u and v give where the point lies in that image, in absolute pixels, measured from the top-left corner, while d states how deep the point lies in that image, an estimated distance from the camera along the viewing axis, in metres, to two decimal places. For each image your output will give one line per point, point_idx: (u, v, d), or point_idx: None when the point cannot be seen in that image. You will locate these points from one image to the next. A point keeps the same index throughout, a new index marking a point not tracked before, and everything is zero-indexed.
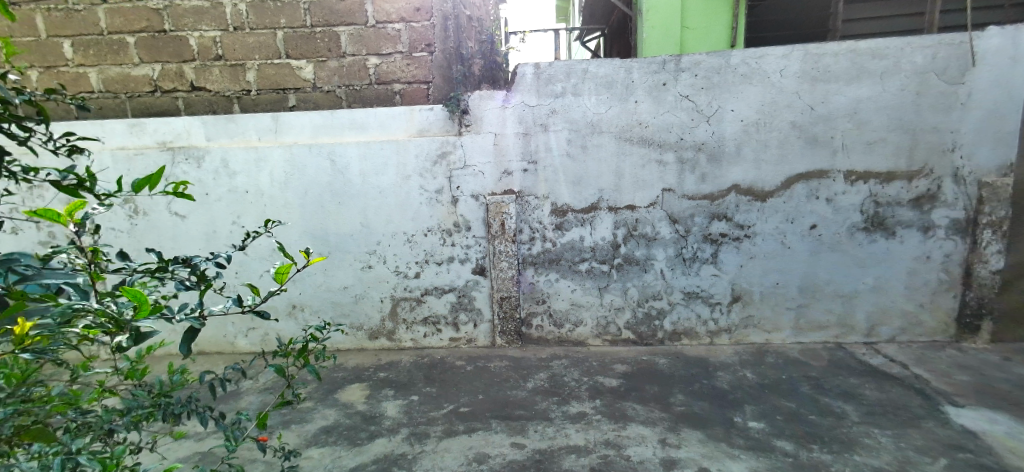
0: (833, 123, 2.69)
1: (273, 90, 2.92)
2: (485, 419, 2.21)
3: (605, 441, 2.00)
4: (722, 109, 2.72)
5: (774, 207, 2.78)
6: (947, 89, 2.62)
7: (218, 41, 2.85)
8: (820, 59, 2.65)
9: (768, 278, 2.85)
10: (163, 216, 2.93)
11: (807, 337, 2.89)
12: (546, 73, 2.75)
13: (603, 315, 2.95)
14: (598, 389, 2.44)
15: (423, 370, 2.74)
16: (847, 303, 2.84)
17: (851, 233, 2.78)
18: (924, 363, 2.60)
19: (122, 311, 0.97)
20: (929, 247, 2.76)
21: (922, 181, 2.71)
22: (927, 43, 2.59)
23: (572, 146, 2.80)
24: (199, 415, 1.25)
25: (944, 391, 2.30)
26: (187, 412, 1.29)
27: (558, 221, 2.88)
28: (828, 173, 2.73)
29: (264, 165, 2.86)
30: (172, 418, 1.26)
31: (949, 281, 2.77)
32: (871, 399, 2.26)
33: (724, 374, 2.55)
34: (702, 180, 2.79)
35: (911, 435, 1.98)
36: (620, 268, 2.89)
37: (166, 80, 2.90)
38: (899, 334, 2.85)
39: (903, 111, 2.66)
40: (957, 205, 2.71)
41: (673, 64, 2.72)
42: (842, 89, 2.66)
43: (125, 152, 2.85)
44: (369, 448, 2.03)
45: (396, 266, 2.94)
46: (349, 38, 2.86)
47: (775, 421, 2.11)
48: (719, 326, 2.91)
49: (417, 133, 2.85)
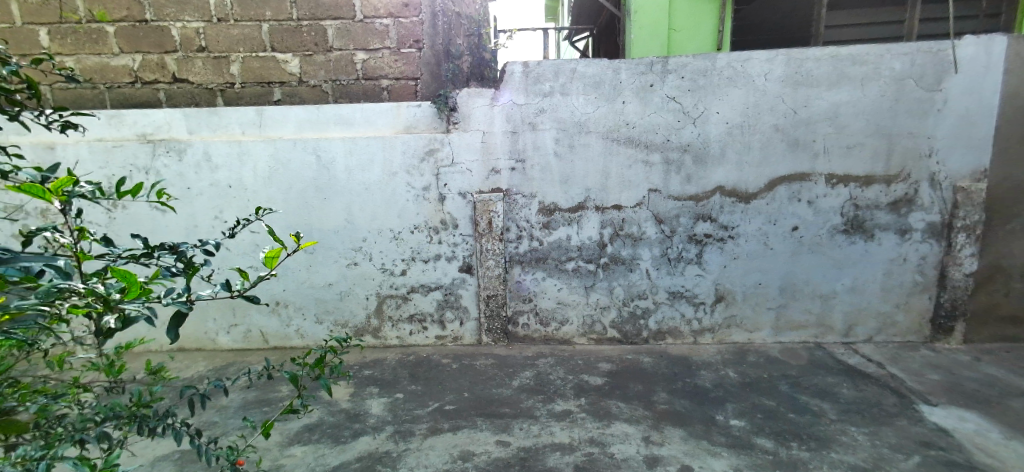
0: (814, 127, 2.74)
1: (257, 83, 2.88)
2: (470, 417, 2.21)
3: (589, 439, 2.02)
4: (707, 111, 2.75)
5: (757, 209, 2.83)
6: (924, 95, 2.68)
7: (201, 33, 2.80)
8: (803, 63, 2.69)
9: (750, 279, 2.90)
10: (142, 209, 2.86)
11: (788, 337, 2.95)
12: (534, 72, 2.75)
13: (589, 313, 2.96)
14: (583, 387, 2.45)
15: (408, 368, 2.72)
16: (826, 304, 2.90)
17: (831, 235, 2.83)
18: (898, 362, 2.67)
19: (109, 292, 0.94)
20: (906, 249, 2.82)
21: (899, 185, 2.77)
22: (904, 50, 2.66)
23: (560, 145, 2.81)
24: (176, 432, 1.15)
25: (917, 389, 2.37)
26: (163, 428, 1.19)
27: (545, 220, 2.89)
28: (810, 176, 2.78)
29: (247, 160, 2.82)
30: (147, 434, 1.16)
31: (924, 282, 2.84)
32: (848, 398, 2.31)
33: (707, 373, 2.58)
34: (687, 181, 2.82)
35: (886, 432, 2.04)
36: (606, 267, 2.92)
37: (147, 71, 2.84)
38: (876, 334, 2.92)
39: (881, 116, 2.72)
40: (932, 209, 2.78)
41: (660, 66, 2.74)
42: (823, 94, 2.71)
43: (103, 144, 2.78)
44: (353, 446, 2.02)
45: (382, 263, 2.92)
46: (335, 32, 2.83)
47: (755, 418, 2.15)
48: (703, 325, 2.95)
49: (404, 129, 2.83)
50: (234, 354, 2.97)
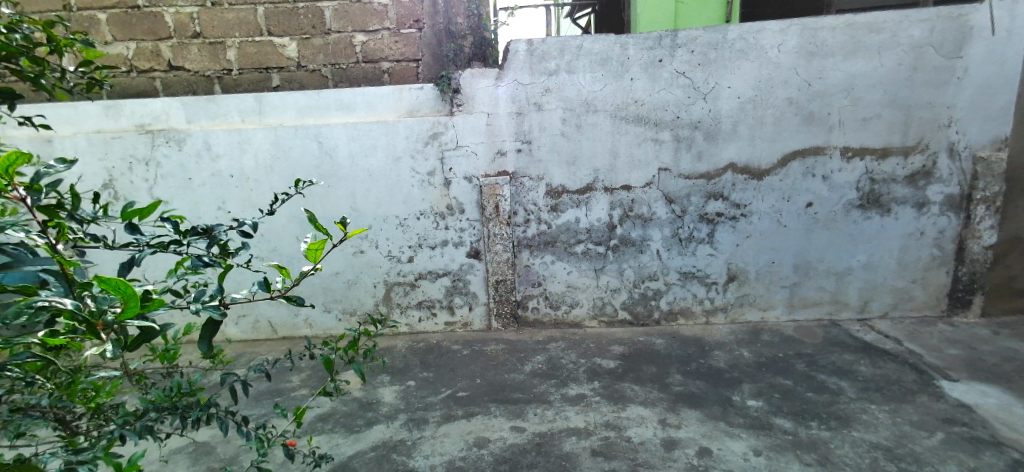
0: (829, 99, 2.66)
1: (255, 69, 2.81)
2: (483, 403, 2.19)
3: (605, 423, 2.00)
4: (719, 85, 2.67)
5: (770, 186, 2.76)
6: (943, 63, 2.59)
7: (196, 18, 2.72)
8: (818, 33, 2.60)
9: (763, 257, 2.84)
10: (145, 202, 2.82)
11: (802, 314, 2.90)
12: (539, 49, 2.66)
13: (599, 296, 2.93)
14: (596, 371, 2.43)
15: (419, 355, 2.70)
16: (841, 280, 2.85)
17: (846, 211, 2.77)
18: (916, 338, 2.63)
19: (102, 308, 0.75)
20: (923, 223, 2.76)
21: (917, 157, 2.70)
22: (923, 16, 2.55)
23: (567, 125, 2.74)
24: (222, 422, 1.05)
25: (937, 365, 2.33)
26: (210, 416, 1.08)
27: (553, 203, 2.84)
28: (825, 150, 2.71)
29: (248, 148, 2.76)
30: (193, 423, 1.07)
31: (942, 256, 2.79)
32: (867, 375, 2.28)
33: (721, 353, 2.55)
34: (698, 158, 2.75)
35: (907, 409, 2.01)
36: (616, 249, 2.87)
37: (142, 60, 2.77)
38: (892, 310, 2.87)
39: (899, 86, 2.63)
40: (951, 181, 2.71)
41: (669, 39, 2.64)
42: (838, 64, 2.62)
43: (101, 135, 2.74)
44: (367, 435, 2.01)
45: (388, 250, 2.88)
46: (333, 14, 2.74)
47: (772, 399, 2.12)
48: (715, 305, 2.91)
49: (407, 113, 2.77)
50: (245, 345, 2.96)
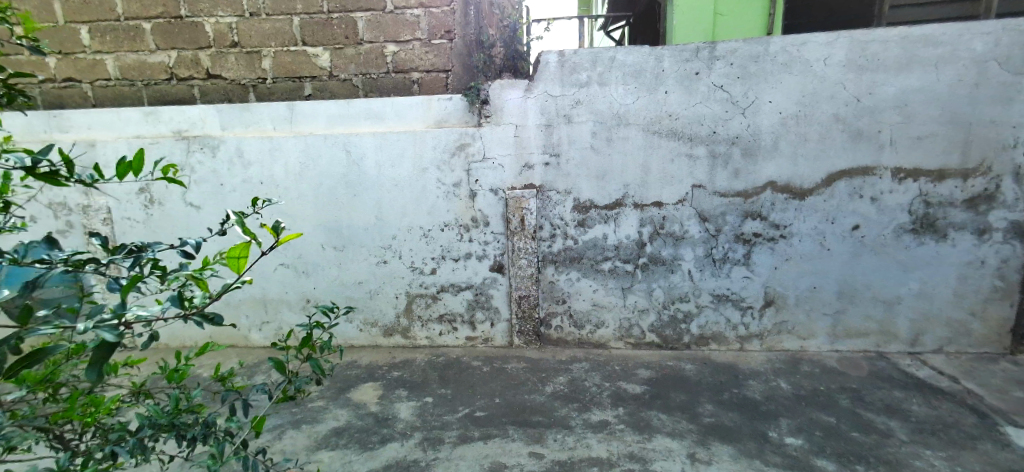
0: (880, 116, 2.50)
1: (289, 78, 2.84)
2: (501, 425, 2.11)
3: (629, 454, 1.88)
4: (759, 100, 2.54)
5: (812, 206, 2.60)
6: (1009, 79, 2.40)
7: (234, 28, 2.78)
8: (869, 46, 2.45)
9: (804, 282, 2.67)
10: (178, 206, 2.88)
11: (845, 345, 2.71)
12: (570, 61, 2.60)
13: (626, 317, 2.81)
14: (620, 396, 2.31)
15: (438, 370, 2.64)
16: (890, 310, 2.65)
17: (896, 235, 2.58)
18: (976, 376, 2.41)
19: None
20: (983, 251, 2.55)
21: (978, 180, 2.50)
22: (988, 29, 2.38)
23: (597, 139, 2.66)
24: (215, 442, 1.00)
25: (1000, 408, 2.12)
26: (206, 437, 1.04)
27: (580, 218, 2.75)
28: (874, 169, 2.54)
29: (278, 155, 2.79)
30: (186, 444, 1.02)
31: (1005, 288, 2.56)
32: (919, 416, 2.08)
33: (756, 383, 2.40)
34: (735, 176, 2.62)
35: (967, 458, 1.82)
36: (645, 268, 2.75)
37: (182, 68, 2.85)
38: (947, 344, 2.65)
39: (959, 103, 2.45)
40: (1016, 207, 2.50)
41: (707, 52, 2.54)
42: (891, 79, 2.46)
43: (140, 140, 2.81)
44: (381, 453, 1.95)
45: (411, 261, 2.85)
46: (366, 24, 2.76)
47: (813, 437, 1.96)
48: (750, 331, 2.75)
49: (435, 123, 2.75)
50: (266, 351, 2.97)
